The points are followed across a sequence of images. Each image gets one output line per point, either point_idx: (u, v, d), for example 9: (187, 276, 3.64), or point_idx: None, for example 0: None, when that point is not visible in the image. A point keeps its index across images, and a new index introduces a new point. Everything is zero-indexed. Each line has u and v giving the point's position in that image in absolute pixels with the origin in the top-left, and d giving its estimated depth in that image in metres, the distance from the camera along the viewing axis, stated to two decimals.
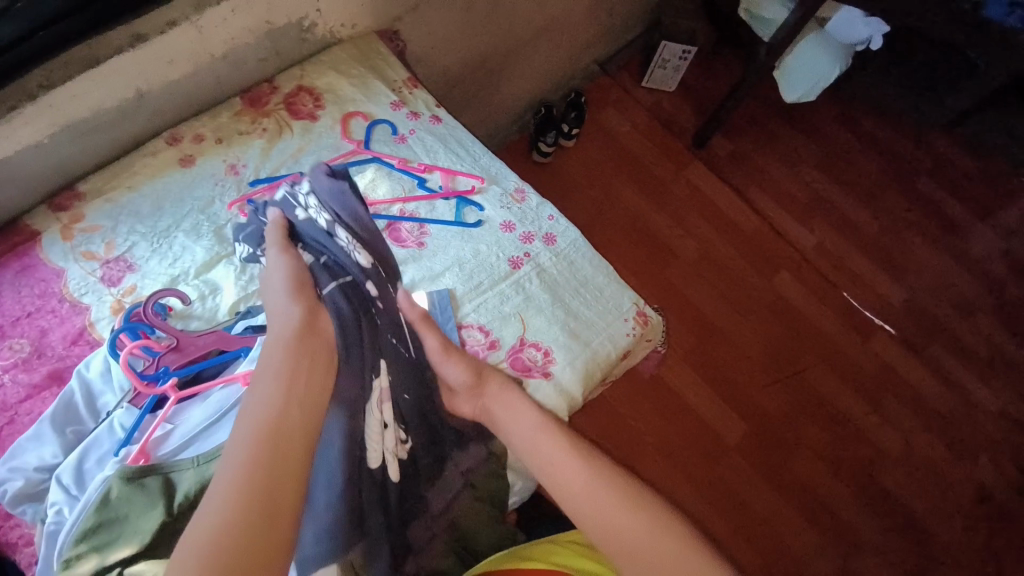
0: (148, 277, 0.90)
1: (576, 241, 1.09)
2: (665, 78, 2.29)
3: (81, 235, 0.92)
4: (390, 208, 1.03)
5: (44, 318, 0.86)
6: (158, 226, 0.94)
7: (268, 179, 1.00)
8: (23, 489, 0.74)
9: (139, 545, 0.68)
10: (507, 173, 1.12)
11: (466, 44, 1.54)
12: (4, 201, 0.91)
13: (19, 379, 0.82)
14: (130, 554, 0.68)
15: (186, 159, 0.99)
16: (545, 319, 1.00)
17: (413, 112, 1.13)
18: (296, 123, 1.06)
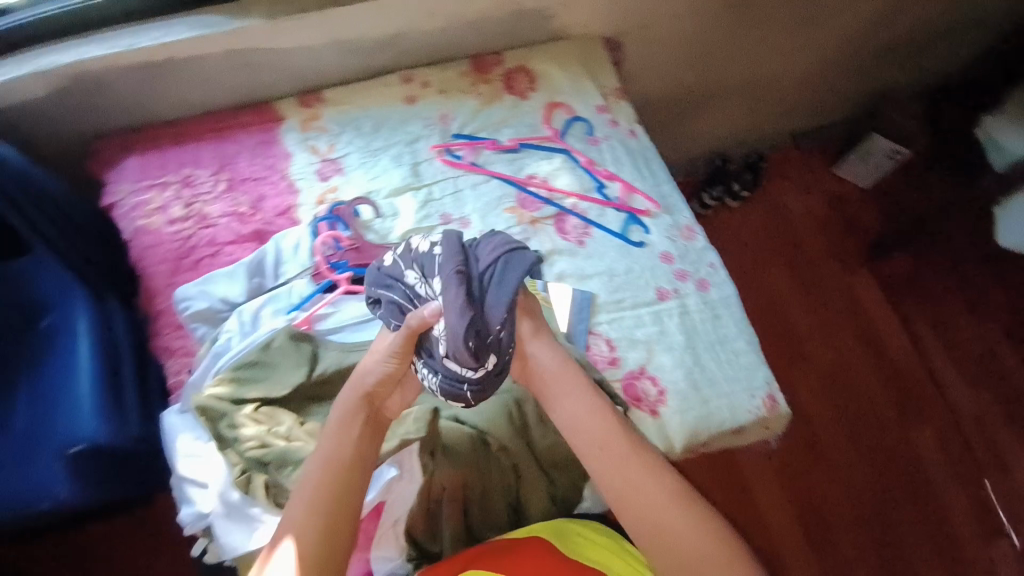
0: (349, 182, 1.02)
1: (729, 298, 1.04)
2: (860, 172, 2.14)
3: (312, 131, 1.06)
4: (564, 200, 1.07)
5: (265, 186, 1.01)
6: (371, 145, 1.06)
7: (469, 136, 1.09)
8: (202, 311, 0.88)
9: (280, 391, 0.79)
10: (684, 208, 1.11)
11: (677, 76, 1.54)
12: (268, 85, 1.07)
13: (232, 226, 0.97)
14: (269, 395, 0.79)
15: (410, 97, 1.10)
16: (672, 360, 0.98)
17: (614, 120, 1.15)
18: (508, 97, 1.13)
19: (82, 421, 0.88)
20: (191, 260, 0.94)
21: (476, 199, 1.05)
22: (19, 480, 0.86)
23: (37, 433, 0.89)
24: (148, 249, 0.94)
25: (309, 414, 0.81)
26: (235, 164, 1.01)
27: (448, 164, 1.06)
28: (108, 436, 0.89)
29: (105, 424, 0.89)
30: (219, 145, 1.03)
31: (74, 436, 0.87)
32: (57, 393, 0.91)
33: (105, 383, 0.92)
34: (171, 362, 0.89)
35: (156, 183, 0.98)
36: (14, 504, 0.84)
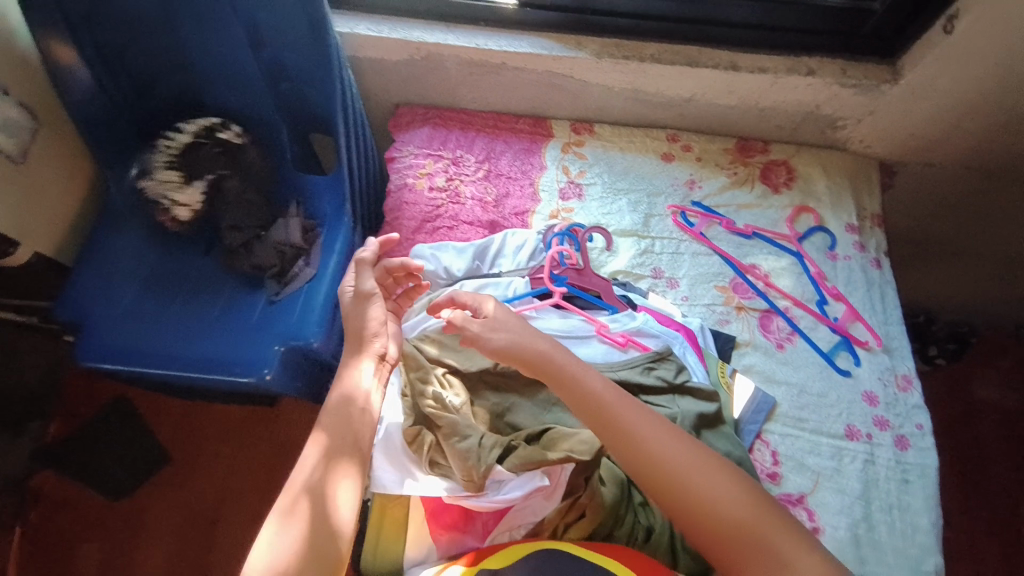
0: (585, 210, 1.11)
1: (927, 469, 0.94)
2: None
3: (571, 155, 1.17)
4: (779, 299, 1.06)
5: (514, 186, 1.13)
6: (616, 185, 1.14)
7: (707, 208, 1.13)
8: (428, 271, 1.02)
9: (469, 366, 0.90)
10: (907, 355, 1.02)
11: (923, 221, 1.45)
12: (556, 106, 1.20)
13: (475, 210, 1.10)
14: (460, 367, 0.90)
15: (667, 155, 1.18)
16: (838, 502, 0.91)
17: (861, 244, 1.10)
18: (760, 185, 1.15)
19: (309, 322, 0.99)
20: (432, 225, 1.09)
21: (692, 267, 1.09)
22: (241, 349, 0.98)
23: (270, 317, 1.01)
24: (404, 203, 1.11)
25: (479, 395, 0.90)
26: (499, 161, 1.16)
27: (679, 226, 1.11)
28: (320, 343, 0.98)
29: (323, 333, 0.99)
30: (493, 141, 1.18)
31: (297, 332, 0.98)
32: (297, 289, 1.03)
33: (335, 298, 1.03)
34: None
35: (433, 154, 1.16)
36: (235, 366, 0.96)
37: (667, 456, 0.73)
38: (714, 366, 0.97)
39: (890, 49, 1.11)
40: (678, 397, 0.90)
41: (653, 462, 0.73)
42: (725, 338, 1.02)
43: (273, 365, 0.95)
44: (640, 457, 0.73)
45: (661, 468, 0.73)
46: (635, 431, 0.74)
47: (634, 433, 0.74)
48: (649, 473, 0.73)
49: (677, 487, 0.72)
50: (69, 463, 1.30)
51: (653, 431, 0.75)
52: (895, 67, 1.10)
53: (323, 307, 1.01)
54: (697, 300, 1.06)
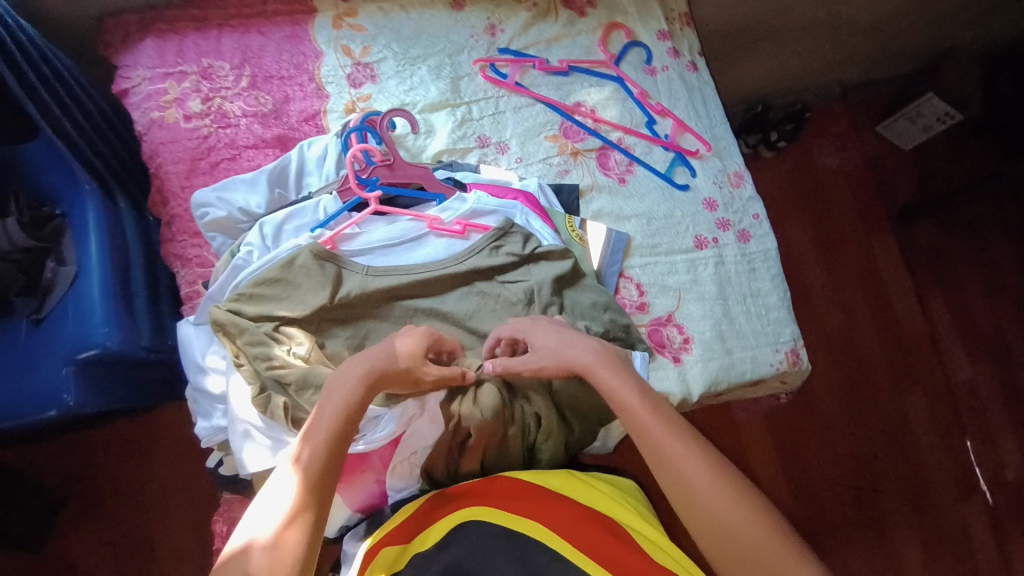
0: (384, 94, 0.95)
1: (769, 252, 1.01)
2: (905, 133, 2.04)
3: (347, 30, 0.97)
4: (610, 132, 1.01)
5: (290, 87, 0.93)
6: (409, 52, 0.98)
7: (516, 53, 1.01)
8: (221, 220, 0.85)
9: (303, 310, 0.77)
10: (735, 152, 1.04)
11: (737, 7, 1.42)
12: None
13: (253, 128, 0.91)
14: (293, 314, 0.78)
15: (457, 2, 1.01)
16: (701, 309, 0.96)
17: (675, 50, 1.06)
18: (564, 12, 1.04)
19: (94, 326, 0.84)
20: (208, 163, 0.89)
21: (517, 123, 0.99)
22: (25, 384, 0.82)
23: (42, 337, 0.85)
24: (161, 146, 0.89)
25: (327, 336, 0.80)
26: (260, 60, 0.94)
27: (491, 81, 0.99)
28: (119, 344, 0.85)
29: (118, 332, 0.85)
30: (244, 35, 0.94)
31: (85, 341, 0.83)
32: (65, 295, 0.86)
33: (117, 289, 0.88)
34: (186, 271, 0.88)
35: (172, 72, 0.91)
36: (22, 407, 0.81)
37: (690, 454, 0.65)
38: (562, 221, 0.93)
39: None
40: (533, 266, 0.87)
41: (673, 452, 0.66)
42: (568, 188, 0.97)
43: (69, 388, 0.81)
44: (656, 448, 0.67)
45: (678, 460, 0.65)
46: (665, 426, 0.68)
47: (666, 422, 0.68)
48: (668, 465, 0.66)
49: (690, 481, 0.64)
50: None
51: (689, 433, 0.67)
52: None
53: (104, 303, 0.86)
54: (532, 157, 0.98)
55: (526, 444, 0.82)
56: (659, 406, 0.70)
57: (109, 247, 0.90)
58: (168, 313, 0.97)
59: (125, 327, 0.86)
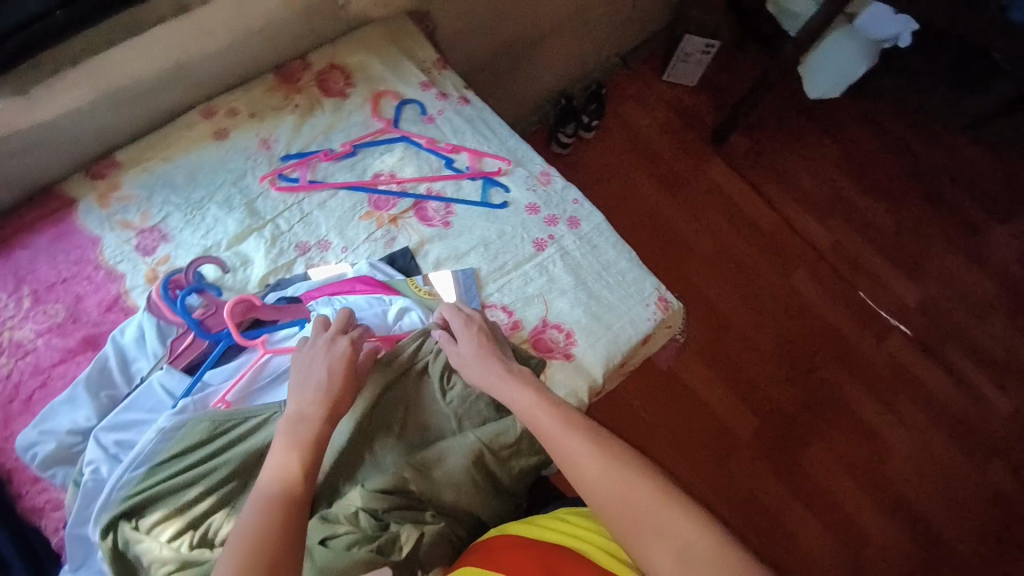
0: (182, 247, 0.92)
1: (601, 225, 1.08)
2: (686, 72, 2.28)
3: (117, 204, 0.93)
4: (417, 187, 1.05)
5: (79, 284, 0.88)
6: (192, 198, 0.96)
7: (298, 155, 1.02)
8: (54, 452, 0.77)
9: (179, 504, 0.71)
10: (534, 156, 1.12)
11: (492, 32, 1.54)
12: (44, 167, 0.92)
13: (53, 343, 0.84)
14: (169, 512, 0.71)
15: (220, 132, 1.01)
16: (568, 302, 1.01)
17: (441, 93, 1.13)
18: (328, 101, 1.08)
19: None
20: (21, 401, 0.81)
21: (328, 216, 1.00)
22: None
23: None
24: None
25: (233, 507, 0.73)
26: (34, 272, 0.88)
27: (285, 190, 0.99)
28: None
29: None
30: (7, 256, 0.88)
31: None
32: None
33: None
34: (43, 523, 0.77)
35: None
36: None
37: (639, 480, 0.65)
38: (405, 286, 0.94)
39: None
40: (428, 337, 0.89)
41: (617, 481, 0.64)
42: (400, 254, 0.98)
43: None
44: (598, 484, 0.65)
45: (626, 490, 0.64)
46: (606, 456, 0.66)
47: (597, 450, 0.67)
48: (616, 495, 0.64)
49: (642, 509, 0.63)
50: None
51: (630, 460, 0.66)
52: None
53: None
54: (356, 240, 0.99)
55: (471, 511, 0.80)
56: (598, 435, 0.69)
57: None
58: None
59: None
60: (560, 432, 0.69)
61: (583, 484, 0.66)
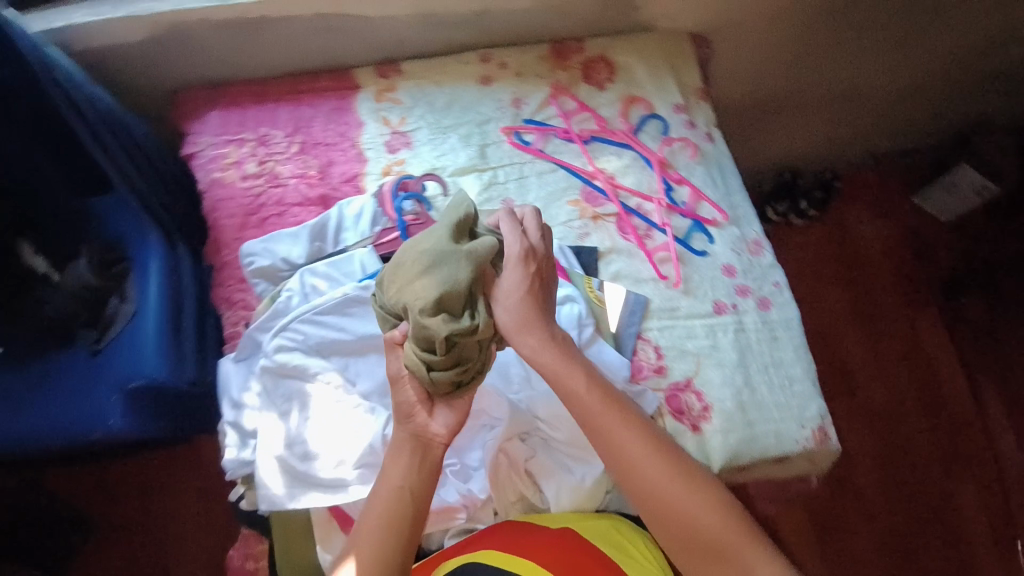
0: (417, 158, 1.03)
1: (790, 320, 1.00)
2: (946, 205, 1.82)
3: (386, 102, 1.06)
4: (629, 198, 1.04)
5: (335, 152, 1.02)
6: (441, 122, 1.06)
7: (540, 123, 1.07)
8: (264, 268, 0.91)
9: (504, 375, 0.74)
10: (752, 221, 1.06)
11: (759, 81, 1.45)
12: (351, 51, 1.08)
13: (301, 188, 0.99)
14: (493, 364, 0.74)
15: (486, 78, 1.09)
16: (722, 376, 0.94)
17: (690, 122, 1.11)
18: (585, 86, 1.11)
19: (146, 359, 0.97)
20: (258, 218, 0.97)
21: (540, 188, 1.04)
22: (81, 406, 0.95)
23: (105, 364, 0.98)
24: (220, 202, 0.98)
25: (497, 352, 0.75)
26: (309, 128, 1.04)
27: (516, 148, 1.05)
28: (165, 376, 0.97)
29: (165, 364, 0.97)
30: (297, 108, 1.05)
31: (138, 371, 0.97)
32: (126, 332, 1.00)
33: (168, 327, 1.00)
34: (230, 312, 0.94)
35: (233, 139, 1.02)
36: (71, 427, 0.93)
37: (666, 482, 0.72)
38: (581, 281, 0.96)
39: None
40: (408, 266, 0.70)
41: (648, 481, 0.72)
42: (587, 251, 1.00)
43: (114, 414, 0.94)
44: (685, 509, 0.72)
45: (653, 489, 0.72)
46: (700, 523, 0.71)
47: (669, 474, 0.72)
48: (646, 493, 0.72)
49: (689, 516, 0.71)
50: None
51: (681, 479, 0.73)
52: None
53: (158, 342, 0.98)
54: (554, 220, 1.02)
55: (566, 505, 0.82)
56: (645, 439, 0.74)
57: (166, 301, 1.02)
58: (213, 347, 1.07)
59: (171, 359, 0.98)
60: (663, 488, 0.72)
61: (621, 475, 0.74)
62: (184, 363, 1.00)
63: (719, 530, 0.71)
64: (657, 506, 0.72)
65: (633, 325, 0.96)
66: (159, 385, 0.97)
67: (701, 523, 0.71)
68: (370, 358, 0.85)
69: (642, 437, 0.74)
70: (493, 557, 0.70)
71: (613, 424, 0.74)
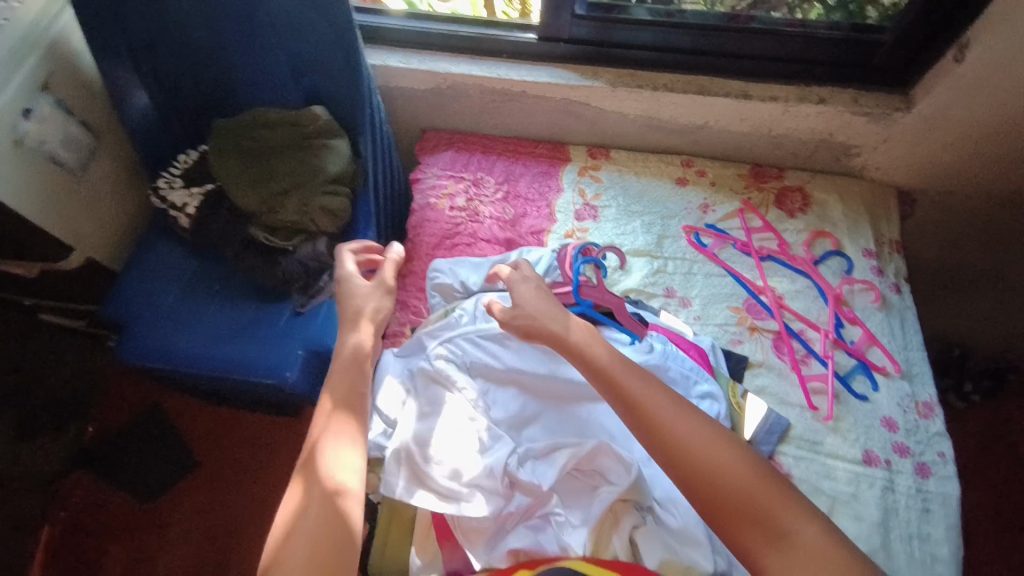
0: (599, 231, 1.15)
1: (950, 498, 0.91)
2: None
3: (588, 178, 1.22)
4: (793, 321, 1.06)
5: (531, 207, 1.19)
6: (630, 207, 1.18)
7: (721, 230, 1.15)
8: (445, 284, 1.07)
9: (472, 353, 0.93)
10: (928, 382, 1.01)
11: (952, 250, 1.39)
12: (573, 132, 1.27)
13: (493, 228, 1.16)
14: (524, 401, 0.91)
15: (682, 180, 1.21)
16: (856, 528, 0.88)
17: (879, 269, 1.11)
18: (775, 210, 1.18)
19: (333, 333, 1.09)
20: (451, 243, 1.15)
21: (705, 287, 1.10)
22: (269, 353, 1.07)
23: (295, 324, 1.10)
24: (427, 222, 1.18)
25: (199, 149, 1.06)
26: (517, 183, 1.22)
27: (693, 245, 1.13)
28: None
29: None
30: (512, 165, 1.25)
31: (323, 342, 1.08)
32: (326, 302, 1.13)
33: None
34: (403, 312, 1.12)
35: (455, 176, 1.23)
36: (263, 369, 1.05)
37: (743, 474, 0.68)
38: (725, 383, 0.97)
39: (902, 77, 1.13)
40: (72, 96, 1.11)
41: (721, 475, 0.68)
42: (738, 357, 1.02)
43: (293, 370, 1.05)
44: (806, 548, 0.63)
45: (731, 488, 0.67)
46: (794, 537, 0.64)
47: (739, 468, 0.68)
48: (718, 489, 0.67)
49: (775, 525, 0.65)
50: (110, 457, 1.40)
51: (757, 477, 0.68)
52: (908, 97, 1.13)
53: None
54: (711, 319, 1.07)
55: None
56: (712, 430, 0.71)
57: None
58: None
59: None
60: (744, 491, 0.66)
61: (684, 469, 0.69)
62: None
63: (818, 543, 0.63)
64: (746, 529, 0.65)
65: (767, 443, 0.94)
66: None
67: (793, 536, 0.64)
68: (508, 391, 0.96)
69: (712, 432, 0.71)
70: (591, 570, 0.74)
71: (669, 410, 0.72)
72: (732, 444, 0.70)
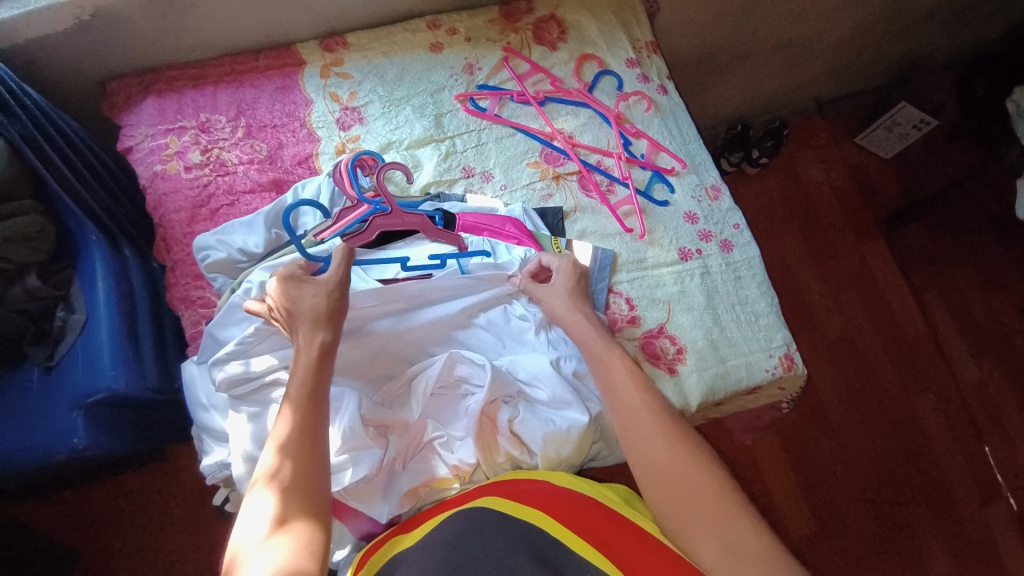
0: (371, 133, 1.00)
1: (753, 259, 1.03)
2: (884, 142, 1.89)
3: (334, 78, 1.03)
4: (589, 156, 1.06)
5: (284, 134, 0.99)
6: (393, 94, 1.03)
7: (494, 87, 1.06)
8: (221, 261, 0.88)
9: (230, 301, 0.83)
10: (710, 167, 1.09)
11: (707, 34, 1.45)
12: (293, 26, 1.04)
13: (250, 174, 0.96)
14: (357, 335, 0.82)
15: (436, 46, 1.07)
16: (692, 319, 0.97)
17: (644, 76, 1.12)
18: (537, 47, 1.11)
19: (103, 369, 0.91)
20: (209, 210, 0.93)
21: (500, 153, 1.03)
22: (40, 426, 0.88)
23: (54, 382, 0.91)
24: (165, 196, 0.94)
25: None
26: (254, 111, 1.00)
27: (472, 114, 1.04)
28: (125, 386, 0.91)
29: (124, 374, 0.91)
30: (239, 89, 1.01)
31: (94, 384, 0.90)
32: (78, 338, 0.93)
33: (124, 331, 0.95)
34: (189, 312, 0.91)
35: (172, 128, 0.97)
36: (33, 453, 0.87)
37: (690, 462, 0.71)
38: (548, 242, 0.96)
39: None
40: None
41: (668, 459, 0.71)
42: (552, 212, 1.01)
43: (80, 431, 0.89)
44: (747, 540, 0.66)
45: (673, 473, 0.71)
46: (737, 522, 0.67)
47: (690, 454, 0.72)
48: (663, 471, 0.71)
49: (715, 504, 0.68)
50: None
51: (705, 464, 0.71)
52: None
53: (115, 349, 0.93)
54: (516, 183, 1.02)
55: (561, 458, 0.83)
56: (671, 422, 0.75)
57: (116, 294, 0.96)
58: (172, 353, 1.03)
59: (132, 370, 0.93)
60: (690, 472, 0.70)
61: (639, 460, 0.73)
62: (145, 369, 0.95)
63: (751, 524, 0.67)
64: (678, 508, 0.69)
65: (603, 281, 0.97)
66: (121, 396, 0.91)
67: (732, 520, 0.67)
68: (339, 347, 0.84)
69: (664, 422, 0.75)
70: (501, 503, 0.72)
71: (631, 403, 0.77)
72: (687, 435, 0.74)
